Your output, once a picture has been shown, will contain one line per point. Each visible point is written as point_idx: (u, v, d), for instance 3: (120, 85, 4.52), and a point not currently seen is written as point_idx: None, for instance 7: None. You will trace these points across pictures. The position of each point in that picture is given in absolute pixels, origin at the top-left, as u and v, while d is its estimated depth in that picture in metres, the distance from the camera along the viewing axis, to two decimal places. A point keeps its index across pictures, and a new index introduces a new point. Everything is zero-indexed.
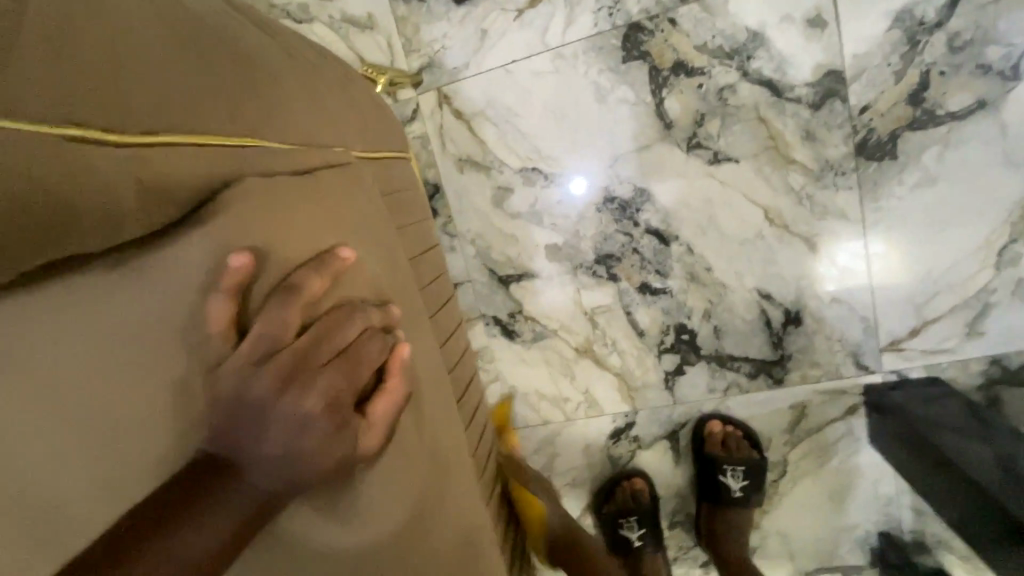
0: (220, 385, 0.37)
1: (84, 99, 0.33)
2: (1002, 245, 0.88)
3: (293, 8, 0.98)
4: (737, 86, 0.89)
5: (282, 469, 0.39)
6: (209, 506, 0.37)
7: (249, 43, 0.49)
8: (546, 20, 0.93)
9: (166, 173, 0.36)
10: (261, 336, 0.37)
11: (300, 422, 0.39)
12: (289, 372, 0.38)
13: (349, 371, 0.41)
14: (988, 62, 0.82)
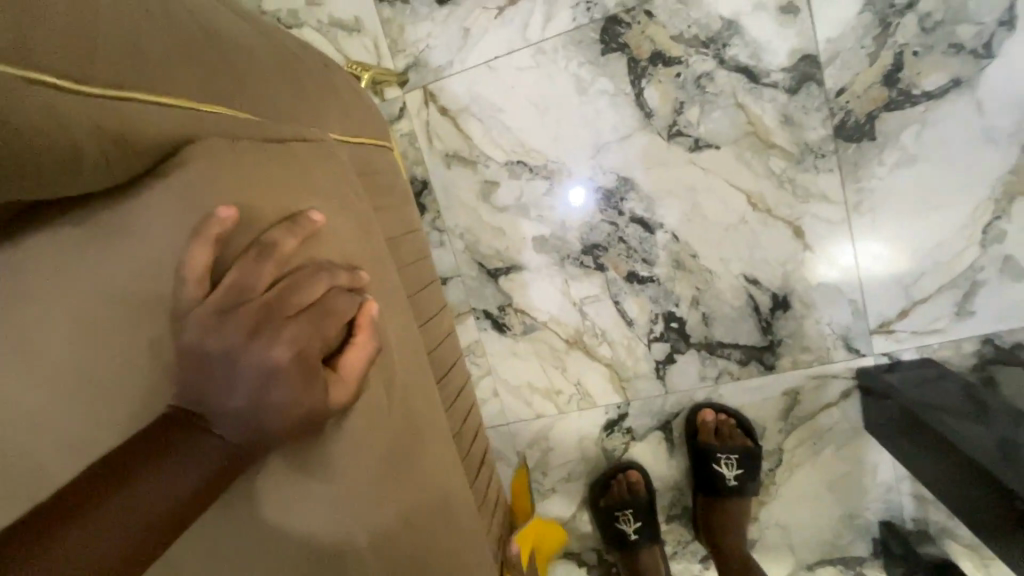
0: (186, 336, 0.38)
1: (55, 49, 0.34)
2: (987, 222, 0.88)
3: (284, 14, 1.02)
4: (714, 74, 0.91)
5: (250, 420, 0.39)
6: (174, 457, 0.37)
7: (219, 19, 0.50)
8: (527, 17, 0.95)
9: (133, 126, 0.37)
10: (233, 284, 0.38)
11: (268, 371, 0.39)
12: (256, 323, 0.39)
13: (316, 325, 0.42)
14: (960, 41, 0.83)
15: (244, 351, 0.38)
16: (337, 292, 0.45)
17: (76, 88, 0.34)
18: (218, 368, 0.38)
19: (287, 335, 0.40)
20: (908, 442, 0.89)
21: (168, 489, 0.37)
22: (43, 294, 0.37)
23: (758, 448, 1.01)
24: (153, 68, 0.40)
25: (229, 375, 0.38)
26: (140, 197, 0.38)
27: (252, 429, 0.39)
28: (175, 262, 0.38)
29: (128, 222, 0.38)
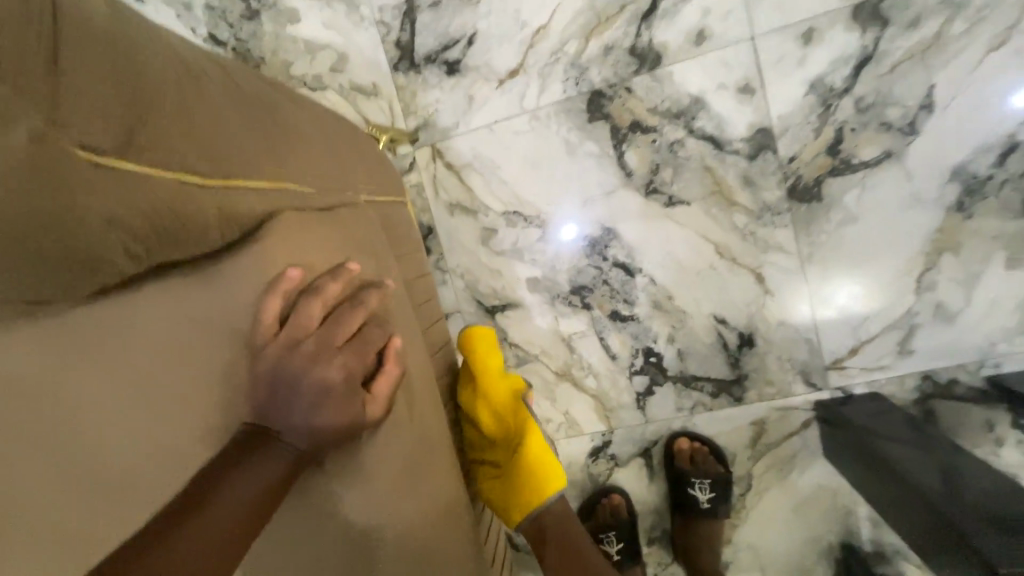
0: (261, 365, 0.48)
1: (188, 155, 0.47)
2: (920, 272, 1.02)
3: (309, 79, 1.16)
4: (685, 141, 1.05)
5: (311, 431, 0.49)
6: (250, 467, 0.47)
7: (282, 109, 0.63)
8: (523, 89, 1.10)
9: (236, 207, 0.50)
10: (296, 323, 0.49)
11: (325, 391, 0.50)
12: (314, 353, 0.50)
13: (358, 353, 0.53)
14: (889, 121, 0.98)
15: (306, 375, 0.49)
16: (370, 327, 0.57)
17: (201, 182, 0.47)
18: (284, 390, 0.48)
19: (339, 361, 0.51)
20: (860, 467, 0.99)
21: (250, 490, 0.46)
22: (154, 332, 0.46)
23: (729, 473, 1.11)
24: (245, 159, 0.53)
25: (293, 396, 0.48)
26: (231, 256, 0.49)
27: (311, 441, 0.49)
28: (253, 307, 0.49)
29: (218, 275, 0.49)
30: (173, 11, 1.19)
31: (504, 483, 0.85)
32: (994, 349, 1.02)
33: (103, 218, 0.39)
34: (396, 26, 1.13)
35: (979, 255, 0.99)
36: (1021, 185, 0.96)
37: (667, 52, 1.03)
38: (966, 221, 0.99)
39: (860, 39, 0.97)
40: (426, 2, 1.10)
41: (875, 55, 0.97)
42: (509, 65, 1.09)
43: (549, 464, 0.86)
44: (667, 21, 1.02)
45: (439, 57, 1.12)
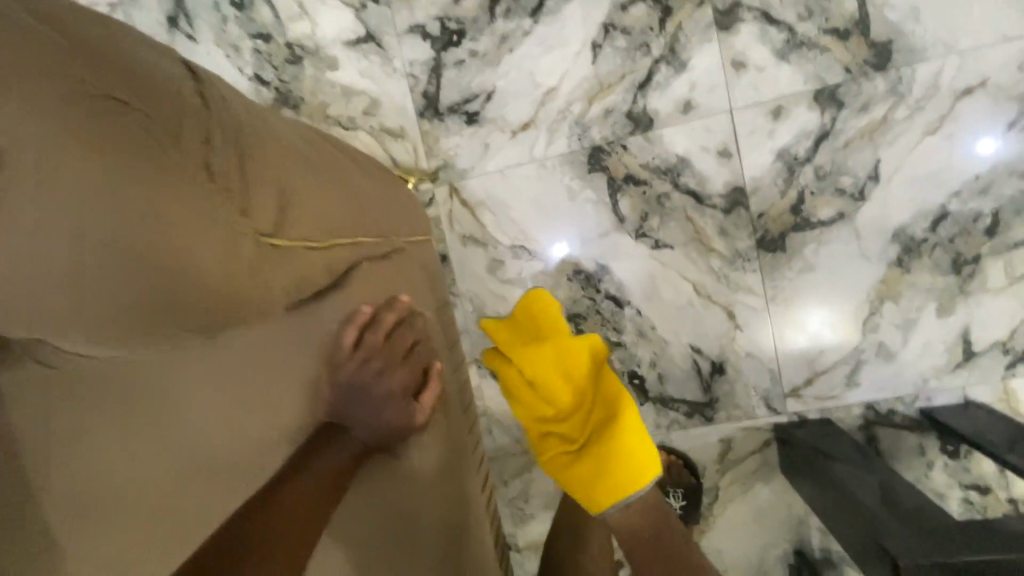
0: (340, 377, 0.64)
1: (305, 227, 0.66)
2: (866, 316, 1.19)
3: (343, 119, 1.32)
4: (671, 194, 1.22)
5: (375, 429, 0.68)
6: (326, 456, 0.61)
7: (352, 176, 0.83)
8: (532, 140, 1.26)
9: (335, 261, 0.69)
10: (368, 345, 0.68)
11: (387, 398, 0.70)
12: (381, 368, 0.69)
13: (408, 370, 0.76)
14: (843, 187, 1.16)
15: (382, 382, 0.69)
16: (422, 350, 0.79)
17: (317, 246, 0.67)
18: (361, 398, 0.66)
19: (397, 376, 0.73)
20: (810, 482, 1.15)
21: (325, 478, 0.60)
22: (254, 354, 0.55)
23: (700, 483, 1.26)
24: (337, 222, 0.72)
25: (368, 401, 0.67)
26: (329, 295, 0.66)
27: (375, 436, 0.68)
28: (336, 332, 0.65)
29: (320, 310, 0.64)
30: (224, 52, 1.35)
31: (593, 465, 0.97)
32: (926, 384, 1.19)
33: (273, 282, 0.58)
34: (424, 79, 1.28)
35: (915, 303, 1.17)
36: (950, 247, 1.14)
37: (658, 117, 1.20)
38: (905, 274, 1.16)
39: (820, 117, 1.15)
40: (451, 61, 1.26)
41: (832, 131, 1.15)
42: (521, 119, 1.26)
43: (642, 460, 0.94)
44: (660, 91, 1.19)
45: (461, 108, 1.27)
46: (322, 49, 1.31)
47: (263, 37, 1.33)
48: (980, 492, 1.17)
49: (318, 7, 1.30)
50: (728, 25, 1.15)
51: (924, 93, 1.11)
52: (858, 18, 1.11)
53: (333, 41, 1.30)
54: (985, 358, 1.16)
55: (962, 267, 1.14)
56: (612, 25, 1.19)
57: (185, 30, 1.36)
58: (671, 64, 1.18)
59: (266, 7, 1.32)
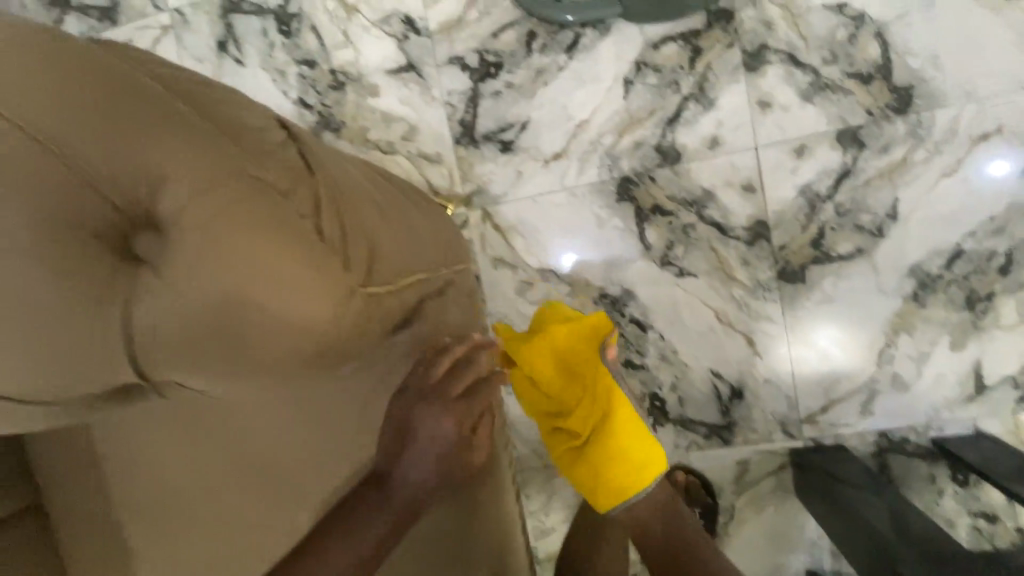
0: (395, 414, 0.77)
1: (382, 272, 0.74)
2: (881, 347, 1.24)
3: (383, 143, 1.38)
4: (696, 225, 1.27)
5: (422, 471, 0.76)
6: (380, 491, 0.75)
7: (411, 214, 0.91)
8: (564, 170, 1.31)
9: (402, 302, 0.77)
10: (423, 380, 0.77)
11: (435, 437, 0.75)
12: (432, 408, 0.76)
13: (463, 410, 0.77)
14: (862, 224, 1.21)
15: (429, 428, 0.75)
16: (483, 385, 0.79)
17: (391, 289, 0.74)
18: (412, 440, 0.75)
19: (449, 415, 0.76)
20: (823, 505, 1.20)
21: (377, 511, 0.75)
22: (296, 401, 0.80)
23: (716, 501, 1.31)
24: (404, 264, 0.80)
25: (418, 445, 0.75)
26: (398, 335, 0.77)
27: (425, 476, 0.76)
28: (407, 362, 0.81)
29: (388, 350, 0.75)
30: (270, 77, 1.41)
31: (603, 461, 0.99)
32: (938, 415, 1.24)
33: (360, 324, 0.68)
34: (461, 108, 1.34)
35: (929, 336, 1.21)
36: (964, 284, 1.19)
37: (686, 151, 1.26)
38: (920, 309, 1.21)
39: (842, 156, 1.20)
40: (488, 92, 1.32)
41: (853, 170, 1.20)
42: (554, 149, 1.31)
43: (642, 460, 0.99)
44: (689, 127, 1.25)
45: (496, 137, 1.33)
46: (364, 77, 1.37)
47: (308, 63, 1.39)
48: (988, 519, 1.22)
49: (362, 37, 1.36)
50: (756, 67, 1.21)
51: (943, 137, 1.17)
52: (881, 64, 1.17)
53: (376, 69, 1.36)
54: (995, 391, 1.21)
55: (975, 303, 1.19)
56: (644, 63, 1.25)
57: (233, 54, 1.42)
58: (700, 101, 1.24)
59: (312, 35, 1.38)
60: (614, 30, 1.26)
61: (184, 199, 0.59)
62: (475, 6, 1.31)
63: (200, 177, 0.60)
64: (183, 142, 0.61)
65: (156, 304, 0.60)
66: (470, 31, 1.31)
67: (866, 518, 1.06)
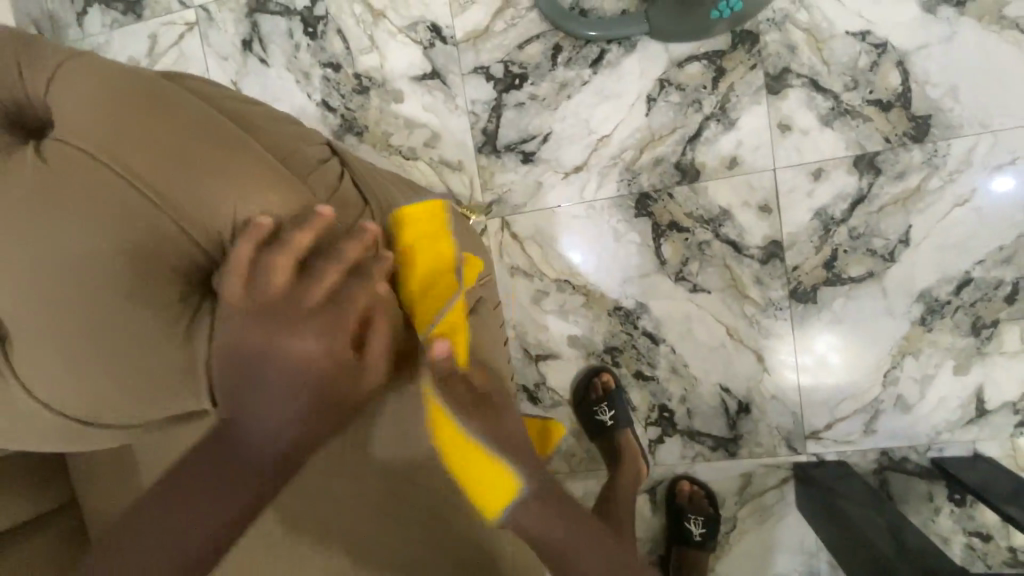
0: (229, 337, 0.56)
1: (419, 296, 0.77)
2: (887, 369, 1.27)
3: (405, 149, 1.40)
4: (712, 243, 1.30)
5: (280, 406, 0.58)
6: (231, 439, 0.60)
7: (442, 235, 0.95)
8: (584, 182, 1.33)
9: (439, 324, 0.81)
10: (258, 278, 0.56)
11: (295, 358, 0.56)
12: (279, 317, 0.56)
13: (327, 313, 0.57)
14: (874, 248, 1.24)
15: (275, 353, 0.55)
16: (347, 285, 0.60)
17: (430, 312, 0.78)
18: (253, 367, 0.56)
19: (310, 331, 0.56)
20: (823, 519, 1.23)
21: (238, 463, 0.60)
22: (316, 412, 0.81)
23: (718, 513, 1.34)
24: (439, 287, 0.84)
25: (263, 373, 0.56)
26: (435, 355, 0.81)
27: (287, 413, 0.58)
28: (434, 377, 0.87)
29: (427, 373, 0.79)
30: (294, 78, 1.42)
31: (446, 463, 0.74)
32: (939, 436, 1.27)
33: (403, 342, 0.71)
34: (484, 117, 1.35)
35: (934, 360, 1.25)
36: (970, 311, 1.22)
37: (705, 169, 1.28)
38: (926, 333, 1.24)
39: (857, 182, 1.23)
40: (512, 102, 1.34)
41: (868, 195, 1.23)
42: (574, 162, 1.33)
43: (466, 446, 0.67)
44: (709, 146, 1.27)
45: (518, 147, 1.35)
46: (388, 82, 1.38)
47: (333, 65, 1.40)
48: (981, 538, 1.26)
49: (388, 43, 1.37)
50: (778, 89, 1.23)
51: (958, 166, 1.19)
52: (901, 93, 1.19)
53: (400, 75, 1.37)
54: (996, 416, 1.24)
55: (981, 330, 1.22)
56: (667, 81, 1.27)
57: (258, 54, 1.43)
58: (721, 121, 1.26)
59: (338, 38, 1.38)
60: (639, 46, 1.27)
61: (270, 230, 0.61)
62: (502, 17, 1.32)
63: (287, 211, 0.63)
64: (263, 174, 0.64)
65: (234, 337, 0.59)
66: (495, 42, 1.33)
67: (866, 535, 1.09)
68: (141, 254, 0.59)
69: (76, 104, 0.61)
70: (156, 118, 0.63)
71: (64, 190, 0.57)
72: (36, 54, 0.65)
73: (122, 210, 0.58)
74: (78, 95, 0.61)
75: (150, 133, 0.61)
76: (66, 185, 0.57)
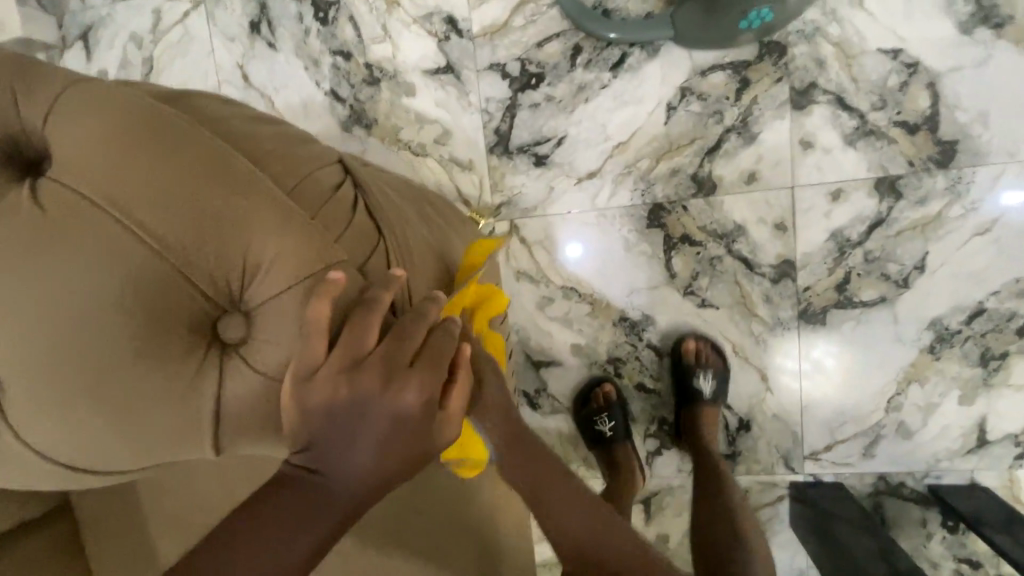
0: (310, 396, 0.54)
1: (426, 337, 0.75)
2: (891, 395, 1.26)
3: (415, 144, 1.36)
4: (723, 258, 1.27)
5: (372, 463, 0.55)
6: (305, 497, 0.57)
7: (457, 248, 0.91)
8: (597, 189, 1.30)
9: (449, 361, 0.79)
10: (353, 341, 0.55)
11: (393, 414, 0.54)
12: (385, 373, 0.54)
13: (430, 369, 0.56)
14: (889, 274, 1.22)
15: (383, 411, 0.54)
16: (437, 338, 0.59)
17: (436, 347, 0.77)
18: (348, 425, 0.54)
19: (411, 385, 0.54)
20: (817, 539, 1.24)
21: (310, 522, 0.57)
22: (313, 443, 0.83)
23: (726, 367, 1.27)
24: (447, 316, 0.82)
25: (357, 430, 0.54)
26: None
27: (373, 471, 0.55)
28: None
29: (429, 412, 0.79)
30: (303, 64, 1.37)
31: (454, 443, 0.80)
32: (937, 463, 1.27)
33: None
34: (497, 116, 1.31)
35: (939, 389, 1.24)
36: (980, 341, 1.21)
37: (721, 183, 1.25)
38: (934, 361, 1.23)
39: (877, 205, 1.20)
40: (527, 102, 1.29)
41: (886, 219, 1.20)
42: (588, 168, 1.30)
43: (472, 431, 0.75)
44: (727, 159, 1.24)
45: (531, 150, 1.31)
46: (400, 74, 1.33)
47: (343, 54, 1.35)
48: (971, 565, 1.26)
49: (401, 33, 1.32)
50: (803, 105, 1.19)
51: (980, 194, 1.16)
52: (929, 115, 1.15)
53: (413, 68, 1.33)
54: (996, 446, 1.24)
55: (989, 361, 1.21)
56: (689, 90, 1.23)
57: (266, 38, 1.37)
58: (741, 134, 1.22)
59: (350, 26, 1.33)
60: (662, 51, 1.23)
61: (279, 282, 0.59)
62: (521, 12, 1.27)
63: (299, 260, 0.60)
64: (272, 216, 0.60)
65: (241, 385, 0.61)
66: (513, 38, 1.28)
67: (860, 560, 1.09)
68: (144, 306, 0.57)
69: (77, 144, 0.58)
70: (157, 154, 0.59)
71: (64, 242, 0.55)
72: (33, 82, 0.60)
73: (124, 261, 0.56)
74: (76, 132, 0.58)
75: (152, 173, 0.58)
76: (66, 234, 0.55)
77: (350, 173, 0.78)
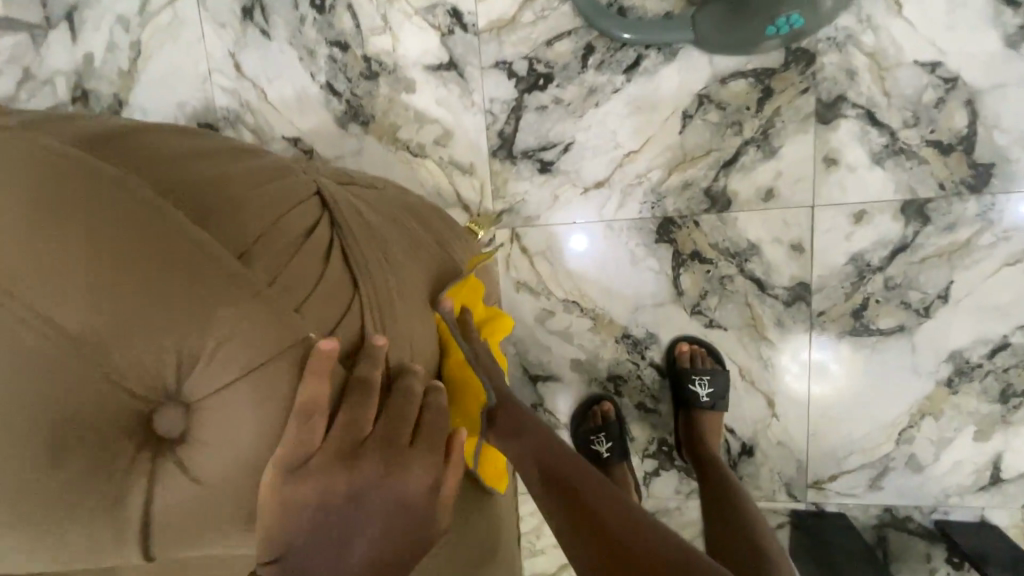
0: (317, 478, 0.61)
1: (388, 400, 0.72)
2: (903, 427, 1.20)
3: (413, 145, 1.28)
4: (735, 278, 1.21)
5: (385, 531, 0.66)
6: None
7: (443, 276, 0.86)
8: (604, 200, 1.23)
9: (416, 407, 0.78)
10: (354, 423, 0.64)
11: (404, 486, 0.66)
12: (394, 452, 0.66)
13: (430, 444, 0.70)
14: (909, 302, 1.15)
15: (396, 489, 0.65)
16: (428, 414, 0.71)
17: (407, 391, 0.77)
18: (362, 504, 0.64)
19: (418, 459, 0.68)
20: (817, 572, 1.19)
21: None
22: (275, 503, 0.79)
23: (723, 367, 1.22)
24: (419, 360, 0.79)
25: (371, 506, 0.64)
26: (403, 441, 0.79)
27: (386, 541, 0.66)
28: None
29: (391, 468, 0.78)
30: (297, 55, 1.29)
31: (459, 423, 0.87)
32: (947, 499, 1.22)
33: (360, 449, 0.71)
34: (502, 118, 1.24)
35: (955, 424, 1.18)
36: (1001, 377, 1.15)
37: (736, 198, 1.18)
38: (951, 395, 1.17)
39: (902, 229, 1.12)
40: (533, 105, 1.22)
41: (910, 245, 1.13)
42: (595, 177, 1.22)
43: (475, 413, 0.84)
44: (744, 174, 1.16)
45: (536, 155, 1.24)
46: (400, 69, 1.26)
47: (340, 45, 1.27)
48: None
49: (402, 25, 1.24)
50: (829, 119, 1.11)
51: (1014, 222, 1.09)
52: (965, 135, 1.07)
53: (414, 63, 1.25)
54: (1010, 485, 1.19)
55: (1009, 398, 1.15)
56: (707, 97, 1.15)
57: (259, 25, 1.29)
58: (761, 147, 1.15)
59: (348, 15, 1.25)
60: (681, 55, 1.14)
61: (225, 375, 0.57)
62: (531, 7, 1.18)
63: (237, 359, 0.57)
64: (217, 301, 0.57)
65: (173, 492, 0.58)
66: (521, 35, 1.19)
67: None
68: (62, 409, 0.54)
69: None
70: (78, 233, 0.54)
71: None
72: None
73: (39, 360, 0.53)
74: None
75: (72, 257, 0.53)
76: None
77: (328, 210, 0.75)
